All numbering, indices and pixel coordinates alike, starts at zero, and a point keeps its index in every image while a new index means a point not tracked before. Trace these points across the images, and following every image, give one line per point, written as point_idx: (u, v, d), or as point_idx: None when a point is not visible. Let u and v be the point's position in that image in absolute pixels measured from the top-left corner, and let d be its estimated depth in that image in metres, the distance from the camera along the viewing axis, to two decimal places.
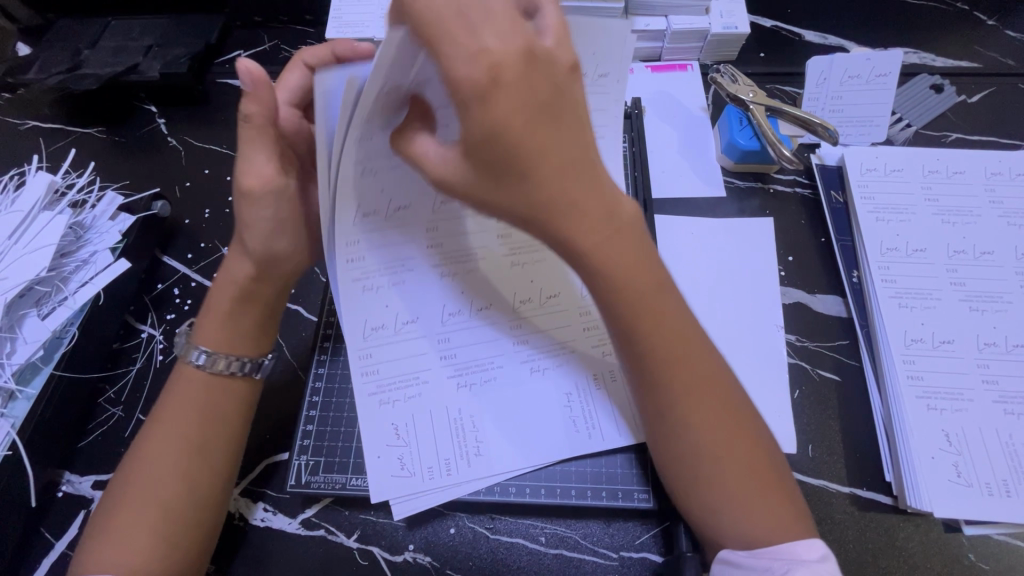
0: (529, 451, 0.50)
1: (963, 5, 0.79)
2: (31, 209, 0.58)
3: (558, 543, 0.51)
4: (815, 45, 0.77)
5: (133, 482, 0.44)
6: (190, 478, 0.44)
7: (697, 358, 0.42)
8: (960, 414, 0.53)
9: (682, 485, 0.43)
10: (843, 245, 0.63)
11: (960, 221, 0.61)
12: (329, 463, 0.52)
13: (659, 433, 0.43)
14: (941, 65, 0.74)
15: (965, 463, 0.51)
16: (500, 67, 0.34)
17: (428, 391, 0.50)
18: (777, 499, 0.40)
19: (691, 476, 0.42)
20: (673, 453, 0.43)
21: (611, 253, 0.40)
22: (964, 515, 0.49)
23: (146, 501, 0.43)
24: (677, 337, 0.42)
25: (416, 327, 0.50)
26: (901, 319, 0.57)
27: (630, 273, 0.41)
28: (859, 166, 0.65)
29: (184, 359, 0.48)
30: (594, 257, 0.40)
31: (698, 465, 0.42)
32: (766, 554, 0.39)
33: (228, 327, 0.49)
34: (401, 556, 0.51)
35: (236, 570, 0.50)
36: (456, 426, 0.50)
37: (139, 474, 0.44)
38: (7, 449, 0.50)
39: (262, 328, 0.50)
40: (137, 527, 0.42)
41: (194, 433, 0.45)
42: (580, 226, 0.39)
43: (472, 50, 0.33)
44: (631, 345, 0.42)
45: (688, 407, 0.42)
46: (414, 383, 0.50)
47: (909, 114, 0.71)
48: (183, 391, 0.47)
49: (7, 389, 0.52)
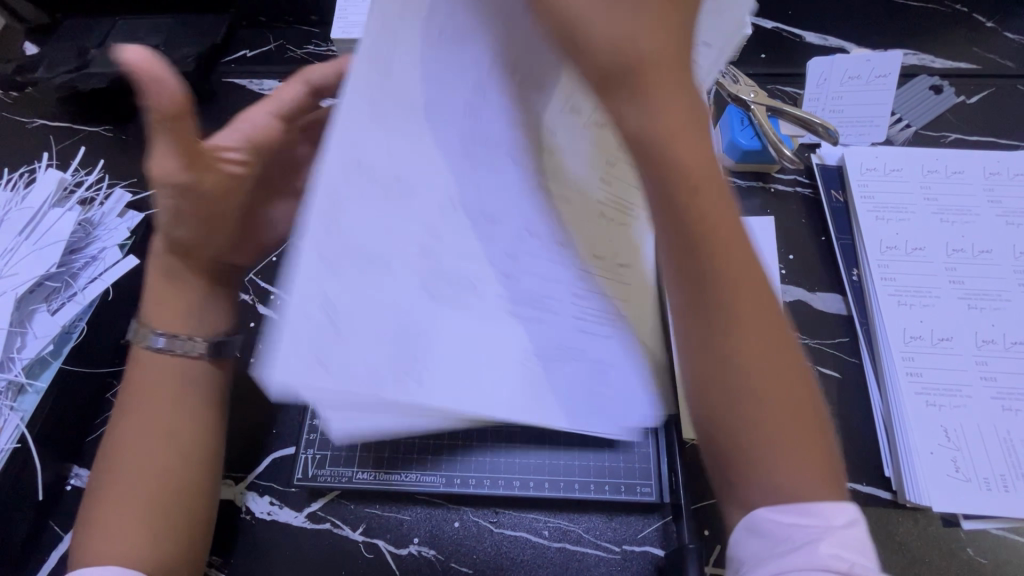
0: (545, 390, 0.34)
1: (962, 7, 0.80)
2: (40, 206, 0.59)
3: (561, 536, 0.51)
4: (815, 46, 0.78)
5: (114, 482, 0.43)
6: (173, 462, 0.44)
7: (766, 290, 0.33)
8: (958, 410, 0.53)
9: (721, 403, 0.33)
10: (843, 244, 0.64)
11: (958, 221, 0.62)
12: (335, 457, 0.52)
13: (698, 333, 0.33)
14: (940, 67, 0.75)
15: (964, 458, 0.51)
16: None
17: (383, 294, 0.28)
18: (820, 465, 0.33)
19: (737, 396, 0.32)
20: (716, 354, 0.33)
21: (700, 126, 0.31)
22: (961, 508, 0.50)
23: (130, 495, 0.42)
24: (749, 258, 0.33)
25: (394, 191, 0.30)
26: (901, 317, 0.58)
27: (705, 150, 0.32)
28: (858, 166, 0.65)
29: (141, 346, 0.46)
30: (669, 114, 0.30)
31: (744, 376, 0.32)
32: (796, 520, 0.32)
33: (182, 311, 0.47)
34: (406, 549, 0.51)
35: (244, 563, 0.51)
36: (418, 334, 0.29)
37: (117, 472, 0.43)
38: (16, 442, 0.50)
39: (188, 316, 0.47)
40: (128, 521, 0.42)
41: (171, 414, 0.45)
42: (660, 79, 0.30)
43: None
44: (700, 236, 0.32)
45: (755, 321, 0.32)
46: (383, 252, 0.28)
47: (909, 115, 0.71)
48: (143, 375, 0.46)
49: (17, 383, 0.52)
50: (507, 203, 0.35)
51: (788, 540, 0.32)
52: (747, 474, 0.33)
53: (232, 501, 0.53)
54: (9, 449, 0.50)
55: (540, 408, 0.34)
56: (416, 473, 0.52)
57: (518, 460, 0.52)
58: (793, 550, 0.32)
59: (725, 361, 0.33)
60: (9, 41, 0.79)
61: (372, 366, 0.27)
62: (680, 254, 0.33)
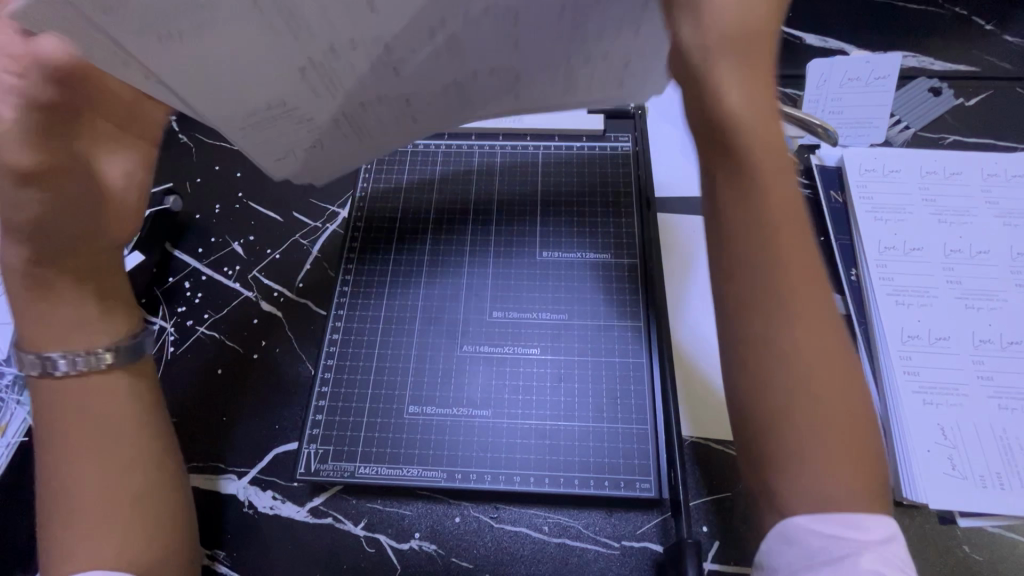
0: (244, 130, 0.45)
1: (961, 10, 0.80)
2: None
3: (561, 532, 0.52)
4: (816, 48, 0.78)
5: (80, 483, 0.42)
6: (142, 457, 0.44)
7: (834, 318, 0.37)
8: (955, 408, 0.54)
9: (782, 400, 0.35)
10: (843, 245, 0.63)
11: (957, 222, 0.62)
12: (338, 452, 0.53)
13: (762, 326, 0.36)
14: (939, 69, 0.76)
15: (960, 456, 0.52)
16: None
17: (247, 92, 0.41)
18: (864, 484, 0.35)
19: (785, 396, 0.35)
20: (767, 351, 0.36)
21: (789, 192, 0.37)
22: (956, 506, 0.50)
23: (104, 493, 0.42)
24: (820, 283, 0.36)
25: (316, 31, 0.37)
26: (898, 316, 0.58)
27: (794, 207, 0.37)
28: (857, 168, 0.66)
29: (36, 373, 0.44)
30: (768, 181, 0.36)
31: (803, 384, 0.35)
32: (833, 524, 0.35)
33: (61, 327, 0.45)
34: (407, 544, 0.52)
35: (246, 557, 0.52)
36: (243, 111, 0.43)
37: (81, 473, 0.42)
38: (22, 435, 0.51)
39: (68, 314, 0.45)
40: (110, 516, 0.41)
41: (114, 412, 0.44)
42: (770, 158, 0.36)
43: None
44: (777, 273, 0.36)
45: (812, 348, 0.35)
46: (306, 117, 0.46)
47: (908, 117, 0.72)
48: (61, 386, 0.44)
49: (24, 376, 0.53)
50: (408, 38, 0.40)
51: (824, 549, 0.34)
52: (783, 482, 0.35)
53: (234, 496, 0.54)
54: (17, 442, 0.51)
55: (259, 135, 0.46)
56: (418, 468, 0.52)
57: (519, 456, 0.53)
58: (834, 561, 0.34)
59: (786, 361, 0.35)
60: None
61: (123, 19, 0.32)
62: (750, 259, 0.36)
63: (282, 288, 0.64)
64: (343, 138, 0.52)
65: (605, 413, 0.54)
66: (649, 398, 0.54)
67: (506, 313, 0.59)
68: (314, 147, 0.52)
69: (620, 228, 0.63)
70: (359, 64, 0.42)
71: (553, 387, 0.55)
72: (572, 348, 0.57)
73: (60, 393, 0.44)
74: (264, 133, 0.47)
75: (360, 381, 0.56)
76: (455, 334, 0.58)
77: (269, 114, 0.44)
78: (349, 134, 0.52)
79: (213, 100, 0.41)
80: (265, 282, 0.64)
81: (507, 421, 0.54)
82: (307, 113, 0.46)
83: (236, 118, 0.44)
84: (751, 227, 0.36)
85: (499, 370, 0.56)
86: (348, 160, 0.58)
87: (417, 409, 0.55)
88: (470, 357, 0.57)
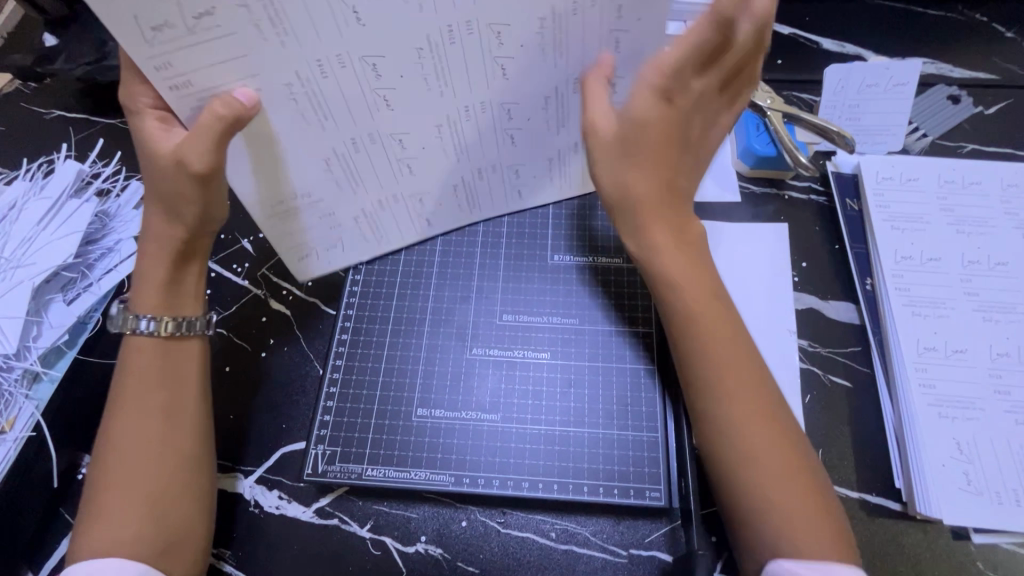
0: (317, 264, 0.60)
1: (981, 17, 0.79)
2: (60, 196, 0.60)
3: (568, 539, 0.51)
4: (832, 53, 0.77)
5: (107, 462, 0.45)
6: (165, 445, 0.46)
7: (761, 386, 0.47)
8: (971, 422, 0.53)
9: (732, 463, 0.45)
10: (858, 252, 0.63)
11: (975, 232, 0.61)
12: (345, 453, 0.53)
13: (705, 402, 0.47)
14: (958, 77, 0.75)
15: (975, 471, 0.51)
16: (676, 105, 0.46)
17: (270, 158, 0.48)
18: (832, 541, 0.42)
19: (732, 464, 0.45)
20: (713, 423, 0.46)
21: (697, 285, 0.49)
22: (973, 522, 0.49)
23: (123, 475, 0.44)
24: (739, 356, 0.48)
25: (379, 161, 0.53)
26: (914, 327, 0.57)
27: (713, 301, 0.49)
28: (874, 175, 0.65)
29: (128, 331, 0.48)
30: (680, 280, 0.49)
31: (743, 449, 0.45)
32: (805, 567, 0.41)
33: (165, 294, 0.49)
34: (413, 547, 0.51)
35: (248, 556, 0.51)
36: (303, 223, 0.55)
37: (110, 451, 0.45)
38: (32, 430, 0.51)
39: (173, 288, 0.49)
40: (120, 500, 0.43)
41: (160, 403, 0.47)
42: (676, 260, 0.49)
43: (689, 91, 0.45)
44: (697, 351, 0.48)
45: (741, 416, 0.46)
46: (304, 162, 0.50)
47: (926, 124, 0.71)
48: (136, 362, 0.47)
49: (32, 371, 0.53)
50: (395, 52, 0.45)
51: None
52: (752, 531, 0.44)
53: (240, 494, 0.53)
54: (23, 436, 0.51)
55: (289, 221, 0.54)
56: (426, 471, 0.52)
57: (527, 461, 0.52)
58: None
59: (729, 431, 0.46)
60: (29, 32, 0.79)
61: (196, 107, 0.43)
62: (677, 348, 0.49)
63: (291, 286, 0.63)
64: (353, 215, 0.57)
65: (615, 421, 0.53)
66: (661, 408, 0.54)
67: (517, 317, 0.58)
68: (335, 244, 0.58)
69: None
70: (355, 91, 0.46)
71: (563, 393, 0.55)
72: (583, 355, 0.56)
73: (131, 369, 0.47)
74: (291, 228, 0.55)
75: (369, 383, 0.56)
76: (464, 337, 0.58)
77: (310, 207, 0.54)
78: (360, 205, 0.56)
79: (256, 176, 0.49)
80: (274, 279, 0.64)
81: (516, 426, 0.53)
82: (314, 177, 0.51)
83: (271, 206, 0.52)
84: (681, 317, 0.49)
85: (509, 374, 0.56)
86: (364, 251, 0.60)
87: (425, 412, 0.54)
88: (480, 359, 0.56)
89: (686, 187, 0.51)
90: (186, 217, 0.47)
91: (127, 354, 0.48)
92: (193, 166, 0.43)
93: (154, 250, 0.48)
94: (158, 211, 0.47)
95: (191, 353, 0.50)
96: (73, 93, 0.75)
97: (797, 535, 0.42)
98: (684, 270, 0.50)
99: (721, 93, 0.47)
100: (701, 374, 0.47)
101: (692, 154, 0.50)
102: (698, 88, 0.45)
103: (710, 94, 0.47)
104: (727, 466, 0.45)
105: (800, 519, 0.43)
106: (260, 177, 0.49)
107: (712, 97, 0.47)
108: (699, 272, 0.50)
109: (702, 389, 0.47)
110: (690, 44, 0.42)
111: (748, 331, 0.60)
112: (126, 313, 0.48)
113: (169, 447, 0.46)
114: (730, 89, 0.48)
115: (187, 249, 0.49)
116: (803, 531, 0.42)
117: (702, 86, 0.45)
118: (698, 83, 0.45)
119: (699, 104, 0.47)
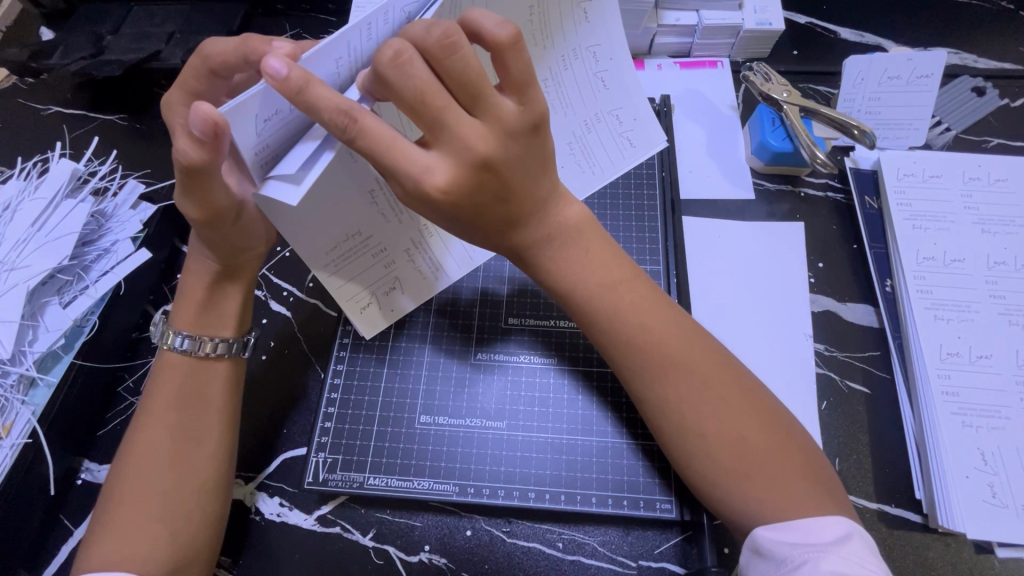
0: (374, 322, 0.54)
1: (1008, 4, 0.76)
2: (54, 195, 0.58)
3: (575, 549, 0.50)
4: (851, 43, 0.74)
5: (125, 478, 0.44)
6: (186, 467, 0.45)
7: (695, 349, 0.44)
8: (996, 432, 0.51)
9: (682, 443, 0.43)
10: (877, 253, 0.61)
11: (1001, 231, 0.59)
12: (347, 462, 0.52)
13: (636, 390, 0.44)
14: (983, 67, 0.72)
15: (1000, 482, 0.49)
16: (450, 190, 0.38)
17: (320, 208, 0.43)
18: (815, 490, 0.40)
19: (695, 441, 0.42)
20: (656, 415, 0.44)
21: (600, 243, 0.45)
22: (998, 537, 0.47)
23: (138, 495, 0.43)
24: (645, 329, 0.44)
25: None
26: (937, 331, 0.55)
27: (627, 270, 0.45)
28: (894, 172, 0.62)
29: (165, 347, 0.48)
30: (590, 260, 0.44)
31: (703, 428, 0.42)
32: (794, 541, 0.39)
33: (203, 313, 0.49)
34: (416, 557, 0.50)
35: (244, 563, 0.50)
36: (350, 267, 0.49)
37: (130, 466, 0.44)
38: (27, 437, 0.50)
39: (205, 308, 0.49)
40: (135, 520, 0.42)
41: (184, 423, 0.46)
42: (582, 250, 0.44)
43: (423, 175, 0.37)
44: (602, 333, 0.44)
45: (670, 391, 0.43)
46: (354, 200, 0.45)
47: (949, 118, 0.68)
48: (165, 379, 0.47)
49: (29, 376, 0.52)
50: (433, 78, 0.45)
51: (787, 559, 0.38)
52: (730, 513, 0.42)
53: (242, 501, 0.52)
54: (20, 443, 0.49)
55: (342, 267, 0.49)
56: (429, 481, 0.51)
57: (532, 471, 0.51)
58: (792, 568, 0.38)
59: (667, 409, 0.43)
60: (25, 25, 0.77)
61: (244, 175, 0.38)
62: (600, 347, 0.45)
63: (293, 288, 0.62)
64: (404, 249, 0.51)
65: (625, 429, 0.52)
66: None
67: (524, 321, 0.57)
68: (392, 286, 0.53)
69: (643, 233, 0.61)
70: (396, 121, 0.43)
71: (571, 399, 0.53)
72: (591, 359, 0.54)
73: (161, 381, 0.47)
74: (351, 273, 0.50)
75: (370, 390, 0.54)
76: (468, 343, 0.56)
77: (359, 246, 0.48)
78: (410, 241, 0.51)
79: (302, 231, 0.44)
80: (274, 279, 0.62)
81: (522, 434, 0.52)
82: (363, 212, 0.46)
83: (324, 252, 0.47)
84: (588, 312, 0.44)
85: (515, 380, 0.54)
86: (418, 296, 0.54)
87: (429, 419, 0.53)
88: (486, 365, 0.55)
89: (544, 197, 0.42)
90: (224, 249, 0.48)
91: (158, 370, 0.48)
92: (217, 202, 0.43)
93: (196, 273, 0.50)
94: (194, 235, 0.48)
95: (221, 375, 0.49)
96: (69, 89, 0.74)
97: (759, 483, 0.41)
98: (576, 255, 0.44)
99: (477, 127, 0.37)
100: (607, 349, 0.45)
101: (545, 160, 0.41)
102: (444, 180, 0.38)
103: (476, 143, 0.37)
104: (663, 433, 0.44)
105: (762, 462, 0.41)
106: (312, 223, 0.44)
107: (518, 109, 0.37)
108: (597, 250, 0.45)
109: (622, 374, 0.45)
110: (389, 146, 0.35)
111: (762, 337, 0.58)
112: (166, 326, 0.49)
113: (190, 465, 0.45)
114: (530, 97, 0.37)
115: (226, 265, 0.50)
116: (767, 479, 0.41)
117: (426, 162, 0.37)
118: (424, 157, 0.37)
119: (503, 152, 0.38)
